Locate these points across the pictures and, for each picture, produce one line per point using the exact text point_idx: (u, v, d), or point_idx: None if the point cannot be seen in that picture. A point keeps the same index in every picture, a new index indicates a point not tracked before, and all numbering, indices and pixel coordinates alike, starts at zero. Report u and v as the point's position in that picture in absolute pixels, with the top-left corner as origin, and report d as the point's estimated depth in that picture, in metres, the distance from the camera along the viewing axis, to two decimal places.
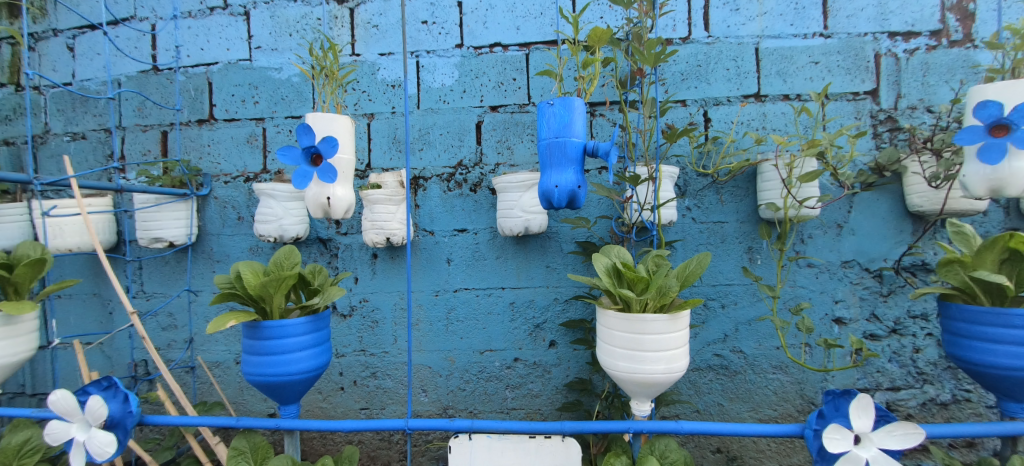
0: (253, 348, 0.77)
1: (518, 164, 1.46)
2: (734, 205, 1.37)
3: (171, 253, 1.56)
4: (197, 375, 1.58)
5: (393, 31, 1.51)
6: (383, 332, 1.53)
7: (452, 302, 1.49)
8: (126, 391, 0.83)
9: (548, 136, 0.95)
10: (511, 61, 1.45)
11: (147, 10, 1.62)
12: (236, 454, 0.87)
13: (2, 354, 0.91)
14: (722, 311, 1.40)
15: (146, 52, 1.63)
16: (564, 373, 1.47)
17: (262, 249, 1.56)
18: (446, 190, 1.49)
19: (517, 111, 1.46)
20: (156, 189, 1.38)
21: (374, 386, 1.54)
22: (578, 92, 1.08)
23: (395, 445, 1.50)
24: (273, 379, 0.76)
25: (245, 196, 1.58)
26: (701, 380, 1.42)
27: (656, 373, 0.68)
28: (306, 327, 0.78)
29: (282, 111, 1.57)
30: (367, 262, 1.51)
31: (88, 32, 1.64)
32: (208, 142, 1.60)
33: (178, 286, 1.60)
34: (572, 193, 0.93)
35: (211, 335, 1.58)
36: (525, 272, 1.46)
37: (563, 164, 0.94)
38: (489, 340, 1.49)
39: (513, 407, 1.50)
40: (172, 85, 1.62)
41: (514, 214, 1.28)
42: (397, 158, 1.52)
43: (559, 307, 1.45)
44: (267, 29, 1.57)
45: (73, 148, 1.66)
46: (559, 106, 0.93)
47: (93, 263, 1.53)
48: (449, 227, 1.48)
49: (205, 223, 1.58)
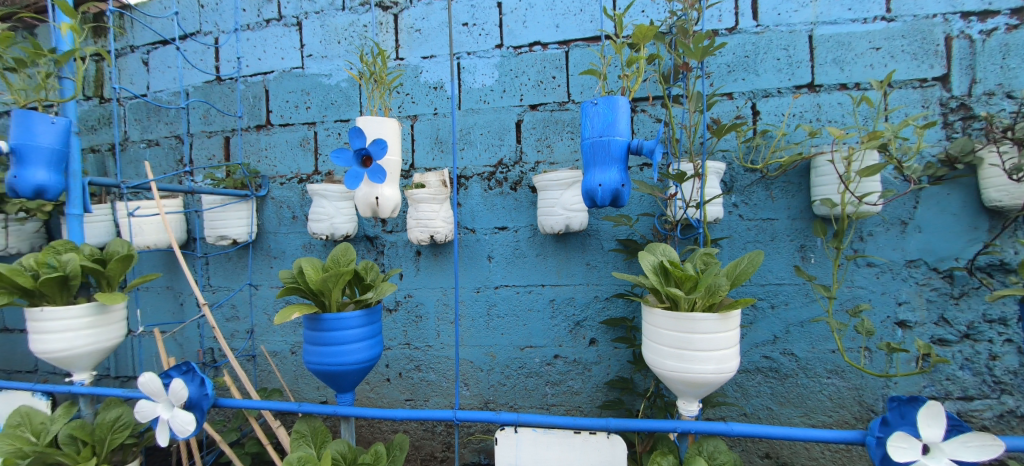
0: (313, 339, 0.82)
1: (558, 162, 1.47)
2: (785, 201, 1.31)
3: (234, 250, 1.69)
4: (258, 363, 1.71)
5: (434, 34, 1.55)
6: (426, 327, 1.58)
7: (493, 299, 1.52)
8: (203, 375, 0.91)
9: (591, 135, 0.95)
10: (551, 59, 1.46)
11: (211, 25, 1.75)
12: (298, 437, 0.93)
13: (100, 339, 1.02)
14: (772, 311, 1.35)
15: (211, 64, 1.76)
16: (605, 372, 1.46)
17: (315, 246, 1.65)
18: (487, 189, 1.51)
19: (557, 109, 1.46)
20: (222, 191, 1.49)
21: (418, 378, 1.60)
22: (621, 90, 1.07)
23: (439, 436, 1.56)
24: (332, 368, 0.81)
25: (299, 196, 1.67)
26: (749, 383, 1.37)
27: (706, 374, 0.66)
28: (361, 320, 0.83)
29: (332, 115, 1.65)
30: (411, 259, 1.57)
31: (161, 47, 1.79)
32: (266, 146, 1.71)
33: (240, 280, 1.72)
34: (616, 191, 0.93)
35: (269, 326, 1.70)
36: (565, 270, 1.46)
37: (607, 163, 0.93)
38: (529, 337, 1.50)
39: (553, 404, 1.51)
40: (233, 94, 1.74)
41: (555, 212, 1.29)
42: (439, 159, 1.56)
43: (600, 305, 1.45)
44: (318, 37, 1.66)
45: (149, 153, 1.83)
46: (602, 105, 0.93)
47: (168, 259, 1.68)
48: (490, 224, 1.51)
49: (263, 222, 1.69)
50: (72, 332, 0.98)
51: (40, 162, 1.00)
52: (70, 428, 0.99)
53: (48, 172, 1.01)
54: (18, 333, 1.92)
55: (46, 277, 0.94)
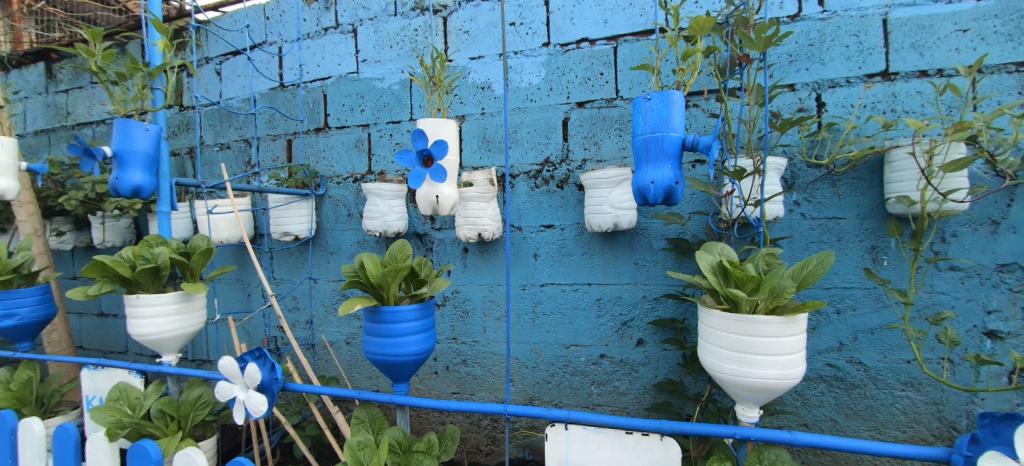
0: (372, 330, 0.86)
1: (605, 159, 1.45)
2: (853, 199, 1.23)
3: (296, 245, 1.80)
4: (316, 352, 1.82)
5: (482, 34, 1.57)
6: (473, 322, 1.62)
7: (539, 296, 1.53)
8: (273, 361, 0.97)
9: (644, 131, 0.93)
10: (599, 55, 1.44)
11: (276, 35, 1.87)
12: (357, 422, 0.97)
13: (185, 325, 1.13)
14: (837, 317, 1.26)
15: (275, 71, 1.89)
16: (653, 373, 1.43)
17: (368, 242, 1.73)
18: (533, 187, 1.52)
19: (605, 106, 1.44)
20: (286, 190, 1.59)
21: (464, 372, 1.64)
22: (677, 86, 1.03)
23: (484, 429, 1.59)
24: (389, 359, 0.85)
25: (354, 195, 1.76)
26: (810, 392, 1.30)
27: (769, 379, 0.63)
28: (417, 314, 0.86)
29: (384, 117, 1.72)
30: (459, 255, 1.61)
31: (232, 57, 1.94)
32: (324, 148, 1.81)
33: (301, 274, 1.83)
34: (668, 189, 0.91)
35: (326, 318, 1.80)
36: (613, 269, 1.44)
37: (659, 160, 0.91)
38: (575, 335, 1.50)
39: (599, 404, 1.50)
40: (295, 99, 1.86)
41: (603, 210, 1.28)
42: (486, 157, 1.59)
43: (648, 305, 1.42)
44: (372, 43, 1.73)
45: (222, 156, 1.99)
46: (656, 100, 0.90)
47: (239, 253, 1.83)
48: (536, 222, 1.52)
49: (321, 219, 1.80)
50: (162, 318, 1.08)
51: (137, 164, 1.12)
52: (161, 404, 1.11)
53: (144, 174, 1.13)
54: (113, 317, 2.16)
55: (142, 268, 1.06)
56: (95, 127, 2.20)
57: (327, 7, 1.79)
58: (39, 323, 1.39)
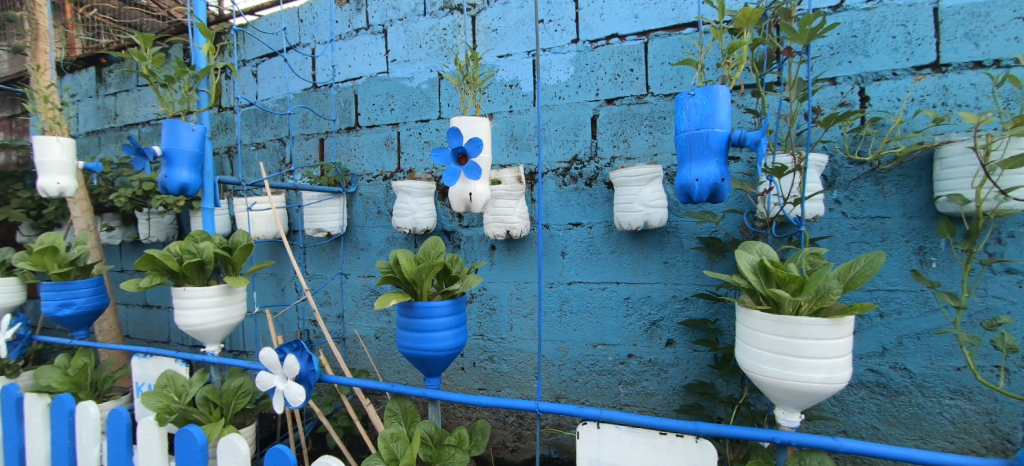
0: (406, 324, 0.87)
1: (635, 157, 1.43)
2: (900, 197, 1.17)
3: (328, 242, 1.85)
4: (347, 345, 1.87)
5: (511, 32, 1.58)
6: (500, 319, 1.63)
7: (566, 294, 1.52)
8: (311, 353, 1.00)
9: (688, 128, 0.91)
10: (629, 51, 1.42)
11: (309, 37, 1.92)
12: (390, 414, 0.99)
13: (228, 316, 1.18)
14: (881, 321, 1.21)
15: (308, 72, 1.94)
16: (683, 375, 1.41)
17: (397, 239, 1.76)
18: (561, 185, 1.52)
19: (635, 103, 1.42)
20: (319, 188, 1.64)
21: (491, 369, 1.65)
22: (721, 81, 1.00)
23: (510, 425, 1.61)
24: (422, 353, 0.86)
25: (383, 193, 1.79)
26: (849, 398, 1.25)
27: (814, 383, 0.61)
28: (449, 310, 0.87)
29: (413, 116, 1.75)
30: (486, 253, 1.62)
31: (267, 60, 2.01)
32: (355, 147, 1.85)
33: (333, 269, 1.89)
34: (715, 186, 0.89)
35: (357, 312, 1.85)
36: (642, 267, 1.42)
37: (705, 156, 0.89)
38: (603, 334, 1.49)
39: (626, 403, 1.48)
40: (327, 99, 1.91)
41: (633, 208, 1.26)
42: (514, 155, 1.59)
43: (678, 305, 1.39)
44: (401, 43, 1.76)
45: (258, 155, 2.06)
46: (700, 95, 0.88)
47: (275, 248, 1.89)
48: (564, 220, 1.51)
49: (352, 216, 1.84)
50: (206, 309, 1.13)
51: (184, 163, 1.17)
52: (206, 391, 1.16)
53: (190, 173, 1.18)
54: (157, 308, 2.28)
55: (189, 262, 1.11)
56: (141, 127, 2.31)
57: (358, 8, 1.82)
58: (93, 312, 1.47)
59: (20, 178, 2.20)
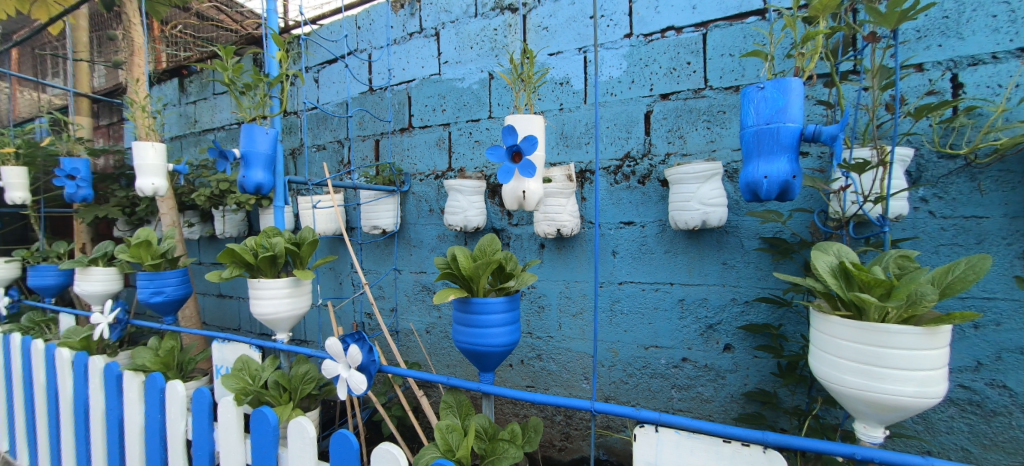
0: (462, 319, 0.89)
1: (691, 153, 1.38)
2: (1000, 195, 1.05)
3: (382, 239, 1.94)
4: (401, 338, 1.95)
5: (562, 30, 1.57)
6: (548, 318, 1.63)
7: (617, 294, 1.50)
8: (371, 344, 1.04)
9: (755, 123, 0.86)
10: (686, 44, 1.37)
11: (366, 43, 2.01)
12: (446, 407, 1.01)
13: (296, 306, 1.27)
14: (975, 332, 1.09)
15: (365, 76, 2.03)
16: (742, 382, 1.34)
17: (448, 237, 1.81)
18: (613, 183, 1.49)
19: (692, 97, 1.37)
20: (375, 187, 1.71)
21: (539, 366, 1.66)
22: (793, 72, 0.94)
23: (558, 424, 1.61)
24: (477, 348, 0.88)
25: (435, 191, 1.85)
26: (936, 416, 1.14)
27: (903, 396, 0.56)
28: (504, 306, 0.89)
29: (464, 116, 1.78)
30: (535, 251, 1.62)
31: (328, 66, 2.13)
32: (408, 147, 1.92)
33: (387, 265, 1.97)
34: (785, 184, 0.84)
35: (409, 307, 1.92)
36: (698, 268, 1.37)
37: (774, 152, 0.85)
38: (655, 336, 1.45)
39: (680, 409, 1.44)
40: (383, 101, 1.99)
41: (690, 207, 1.22)
42: (564, 153, 1.58)
43: (737, 309, 1.33)
44: (453, 45, 1.80)
45: (320, 156, 2.19)
46: (770, 88, 0.83)
47: (335, 244, 2.00)
48: (616, 219, 1.49)
49: (405, 214, 1.91)
50: (277, 300, 1.22)
51: (259, 164, 1.27)
52: (277, 376, 1.25)
53: (264, 173, 1.27)
54: (231, 298, 2.48)
55: (264, 256, 1.20)
56: (218, 132, 2.52)
57: (412, 13, 1.88)
58: (179, 300, 1.63)
59: (117, 179, 2.47)
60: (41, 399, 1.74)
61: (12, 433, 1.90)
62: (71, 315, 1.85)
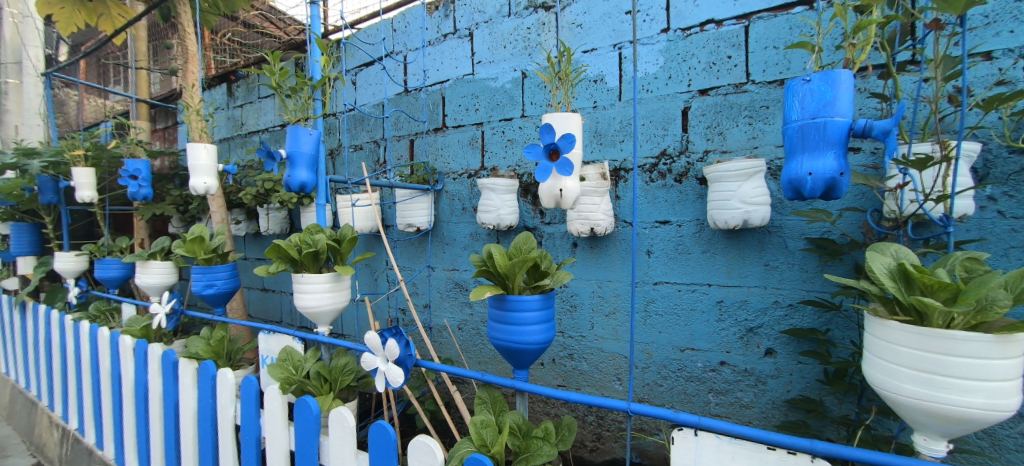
0: (497, 316, 0.90)
1: (731, 150, 1.33)
2: None
3: (417, 236, 1.98)
4: (434, 334, 1.99)
5: (597, 26, 1.55)
6: (580, 317, 1.62)
7: (652, 295, 1.47)
8: (408, 338, 1.06)
9: (800, 117, 0.82)
10: (727, 37, 1.33)
11: (402, 45, 2.06)
12: (480, 402, 1.03)
13: (336, 300, 1.31)
14: None
15: (400, 78, 2.08)
16: (784, 388, 1.29)
17: (480, 235, 1.83)
18: (649, 181, 1.46)
19: (732, 92, 1.33)
20: (410, 185, 1.75)
21: (570, 366, 1.65)
22: (845, 63, 0.89)
23: (589, 425, 1.60)
24: (511, 345, 0.88)
25: (468, 190, 1.87)
26: (1003, 432, 1.06)
27: (970, 408, 0.52)
28: (539, 304, 0.89)
29: (497, 115, 1.80)
30: (568, 250, 1.62)
31: (366, 69, 2.19)
32: (442, 146, 1.95)
33: (421, 262, 2.01)
34: (831, 181, 0.80)
35: (442, 303, 1.96)
36: (738, 269, 1.33)
37: (819, 148, 0.81)
38: (691, 339, 1.41)
39: (717, 413, 1.40)
40: (418, 101, 2.03)
41: (731, 206, 1.18)
42: (598, 151, 1.57)
43: (781, 312, 1.28)
44: (486, 44, 1.81)
45: (357, 156, 2.26)
46: (817, 81, 0.80)
47: (372, 241, 2.07)
48: (651, 218, 1.46)
49: (438, 212, 1.95)
50: (319, 294, 1.27)
51: (304, 164, 1.32)
52: (319, 367, 1.30)
53: (308, 172, 1.33)
54: (275, 292, 2.60)
55: (307, 252, 1.25)
56: (263, 134, 2.65)
57: (447, 14, 1.91)
58: (229, 293, 1.72)
59: (172, 179, 2.63)
60: (106, 382, 1.89)
61: (81, 413, 2.07)
62: (132, 305, 1.99)
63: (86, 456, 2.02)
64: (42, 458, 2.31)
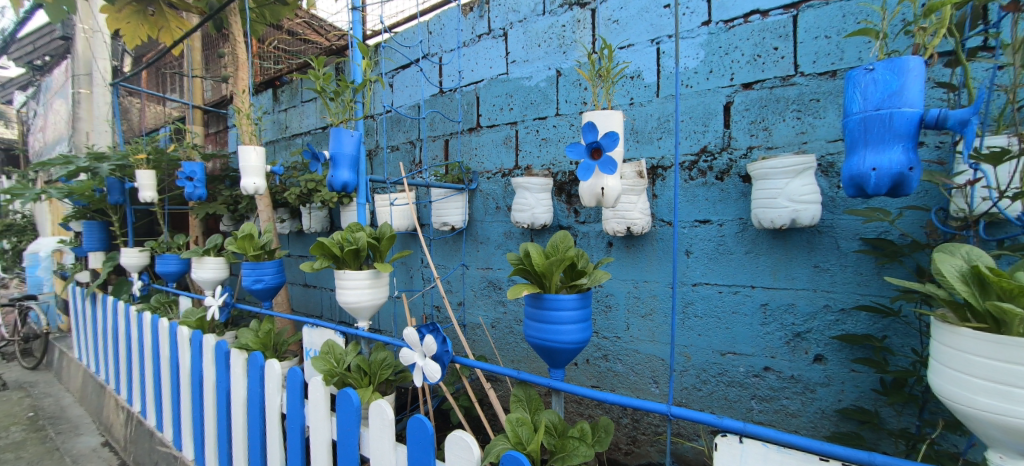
0: (534, 314, 0.90)
1: (777, 146, 1.27)
2: None
3: (451, 235, 2.01)
4: (469, 331, 2.02)
5: (634, 21, 1.52)
6: (616, 317, 1.59)
7: (691, 296, 1.42)
8: (444, 335, 1.07)
9: (862, 109, 0.78)
10: (773, 27, 1.27)
11: (437, 47, 2.10)
12: (516, 400, 1.03)
13: (376, 296, 1.35)
14: None
15: (436, 79, 2.12)
16: (836, 397, 1.22)
17: (514, 234, 1.83)
18: (688, 179, 1.42)
19: (779, 85, 1.27)
20: (445, 185, 1.77)
21: (605, 367, 1.63)
22: (914, 50, 0.83)
23: (624, 428, 1.58)
24: (548, 343, 0.88)
25: (502, 189, 1.88)
26: None
27: None
28: (576, 303, 0.88)
29: (531, 114, 1.80)
30: (603, 249, 1.60)
31: (402, 71, 2.24)
32: (476, 146, 1.97)
33: (455, 260, 2.04)
34: (899, 176, 0.75)
35: (475, 301, 1.98)
36: (785, 271, 1.27)
37: (885, 141, 0.76)
38: (733, 342, 1.36)
39: (761, 421, 1.35)
40: (453, 102, 2.06)
41: (778, 204, 1.12)
42: (634, 149, 1.54)
43: (831, 317, 1.21)
44: (521, 43, 1.82)
45: (393, 156, 2.32)
46: (882, 70, 0.75)
47: (409, 239, 2.12)
48: (690, 217, 1.41)
49: (473, 211, 1.97)
50: (359, 290, 1.32)
51: (346, 165, 1.37)
52: (360, 360, 1.34)
53: (350, 172, 1.38)
54: (317, 288, 2.71)
55: (349, 249, 1.29)
56: (306, 136, 2.77)
57: (481, 15, 1.93)
58: (276, 287, 1.81)
59: (223, 180, 2.79)
60: (165, 369, 2.03)
61: (144, 397, 2.23)
62: (188, 298, 2.12)
63: (148, 437, 2.18)
64: (110, 437, 2.50)
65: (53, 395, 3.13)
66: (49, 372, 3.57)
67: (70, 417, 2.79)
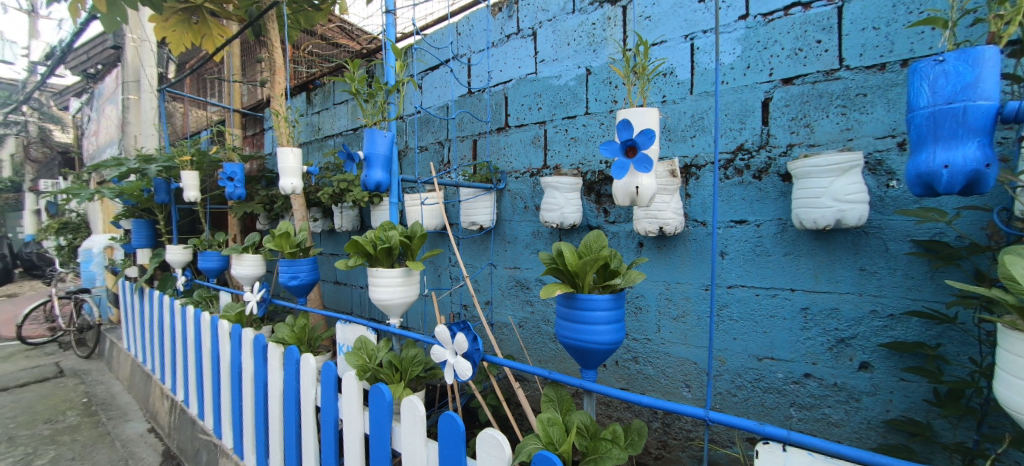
0: (567, 314, 0.89)
1: (820, 143, 1.22)
2: None
3: (479, 235, 2.02)
4: (496, 330, 2.03)
5: (666, 18, 1.49)
6: (646, 319, 1.57)
7: (725, 299, 1.39)
8: (475, 333, 1.08)
9: (931, 103, 0.74)
10: (816, 20, 1.22)
11: (466, 48, 2.11)
12: (547, 400, 1.02)
13: (408, 293, 1.38)
14: None
15: (464, 79, 2.13)
16: (883, 407, 1.16)
17: (542, 233, 1.83)
18: (723, 178, 1.38)
19: (822, 80, 1.21)
20: (474, 184, 1.78)
21: (635, 369, 1.61)
22: (991, 38, 0.77)
23: (655, 431, 1.55)
24: (584, 344, 0.87)
25: (530, 188, 1.88)
26: None
27: None
28: (611, 303, 0.87)
29: (560, 113, 1.79)
30: (634, 249, 1.58)
31: (432, 72, 2.28)
32: (504, 146, 1.98)
33: (484, 259, 2.06)
34: (974, 173, 0.70)
35: (503, 301, 1.99)
36: (828, 274, 1.21)
37: (957, 137, 0.71)
38: (771, 347, 1.32)
39: (800, 430, 1.29)
40: (481, 102, 2.07)
41: (821, 204, 1.08)
42: (667, 147, 1.51)
43: (879, 323, 1.15)
44: (550, 42, 1.81)
45: (422, 157, 2.35)
46: (953, 61, 0.71)
47: (437, 238, 2.15)
48: (726, 217, 1.37)
49: (501, 211, 1.98)
50: (391, 287, 1.34)
51: (379, 165, 1.40)
52: (391, 356, 1.37)
53: (383, 172, 1.41)
54: (348, 285, 2.79)
55: (381, 248, 1.32)
56: (338, 138, 2.85)
57: (510, 15, 1.93)
58: (311, 284, 1.87)
59: (260, 180, 2.91)
60: (207, 360, 2.13)
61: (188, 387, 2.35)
62: (228, 293, 2.22)
63: (191, 426, 2.29)
64: (156, 424, 2.64)
65: (105, 383, 3.34)
66: (101, 361, 3.81)
67: (121, 403, 2.97)
